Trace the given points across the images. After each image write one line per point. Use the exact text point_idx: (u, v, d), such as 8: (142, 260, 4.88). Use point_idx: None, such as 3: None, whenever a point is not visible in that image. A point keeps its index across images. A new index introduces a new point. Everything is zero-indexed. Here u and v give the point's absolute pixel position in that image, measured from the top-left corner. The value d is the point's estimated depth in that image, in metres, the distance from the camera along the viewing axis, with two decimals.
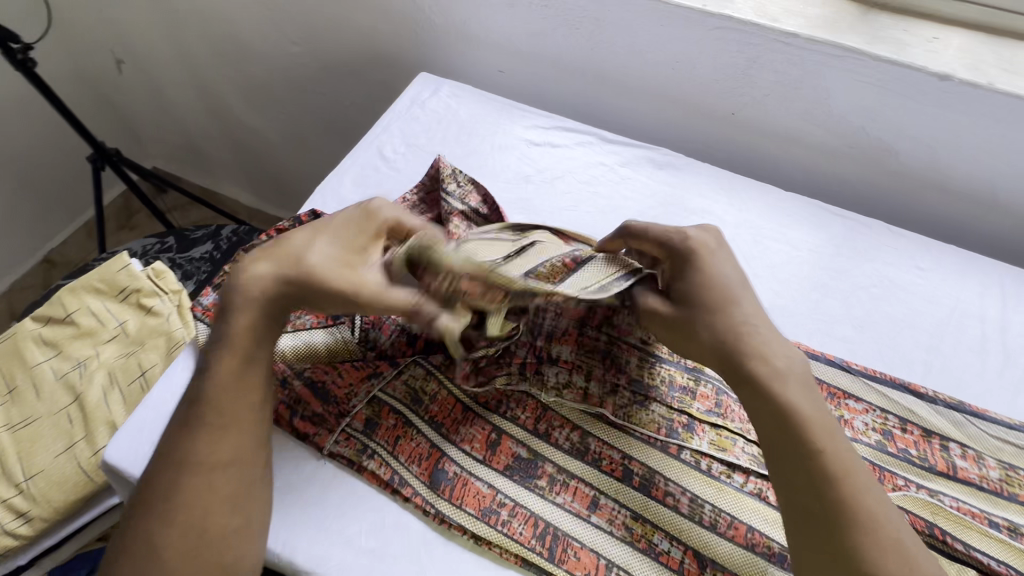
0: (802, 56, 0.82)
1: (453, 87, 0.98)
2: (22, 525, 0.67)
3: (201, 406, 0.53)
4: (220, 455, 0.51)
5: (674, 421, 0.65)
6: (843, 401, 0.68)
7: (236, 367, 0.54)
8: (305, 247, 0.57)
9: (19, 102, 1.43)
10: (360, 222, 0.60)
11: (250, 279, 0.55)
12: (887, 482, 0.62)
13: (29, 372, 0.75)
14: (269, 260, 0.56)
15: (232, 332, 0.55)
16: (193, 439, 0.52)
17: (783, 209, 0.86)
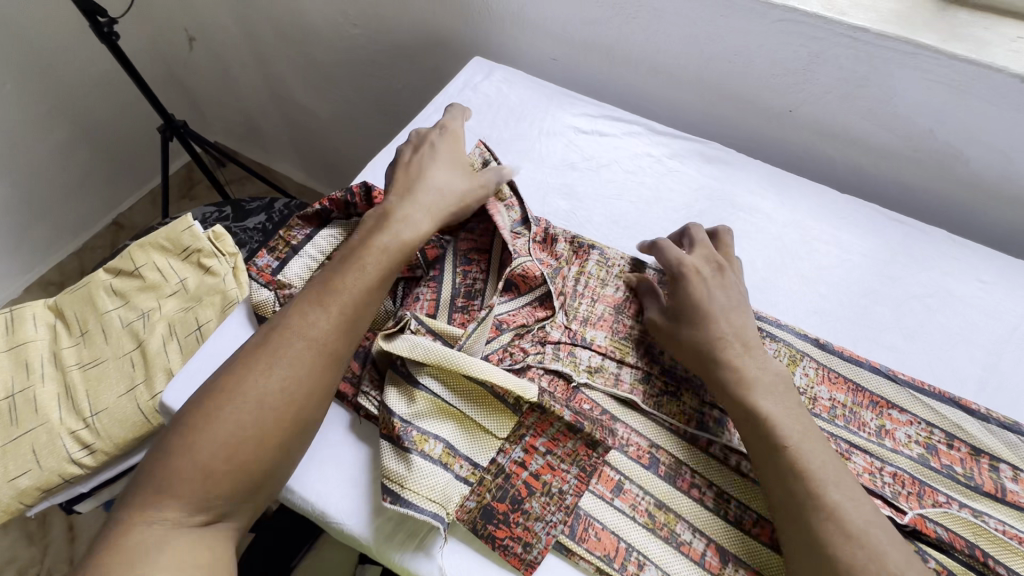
0: (869, 52, 0.79)
1: (505, 72, 0.99)
2: (85, 456, 0.73)
3: (321, 300, 0.59)
4: (290, 376, 0.55)
5: (705, 415, 0.64)
6: (885, 410, 0.66)
7: (365, 279, 0.61)
8: (457, 154, 0.75)
9: (98, 71, 1.53)
10: (446, 150, 0.75)
11: (410, 232, 0.65)
12: (927, 497, 0.60)
13: (100, 318, 0.82)
14: (423, 217, 0.67)
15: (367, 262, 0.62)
16: (313, 330, 0.57)
17: (837, 210, 0.83)
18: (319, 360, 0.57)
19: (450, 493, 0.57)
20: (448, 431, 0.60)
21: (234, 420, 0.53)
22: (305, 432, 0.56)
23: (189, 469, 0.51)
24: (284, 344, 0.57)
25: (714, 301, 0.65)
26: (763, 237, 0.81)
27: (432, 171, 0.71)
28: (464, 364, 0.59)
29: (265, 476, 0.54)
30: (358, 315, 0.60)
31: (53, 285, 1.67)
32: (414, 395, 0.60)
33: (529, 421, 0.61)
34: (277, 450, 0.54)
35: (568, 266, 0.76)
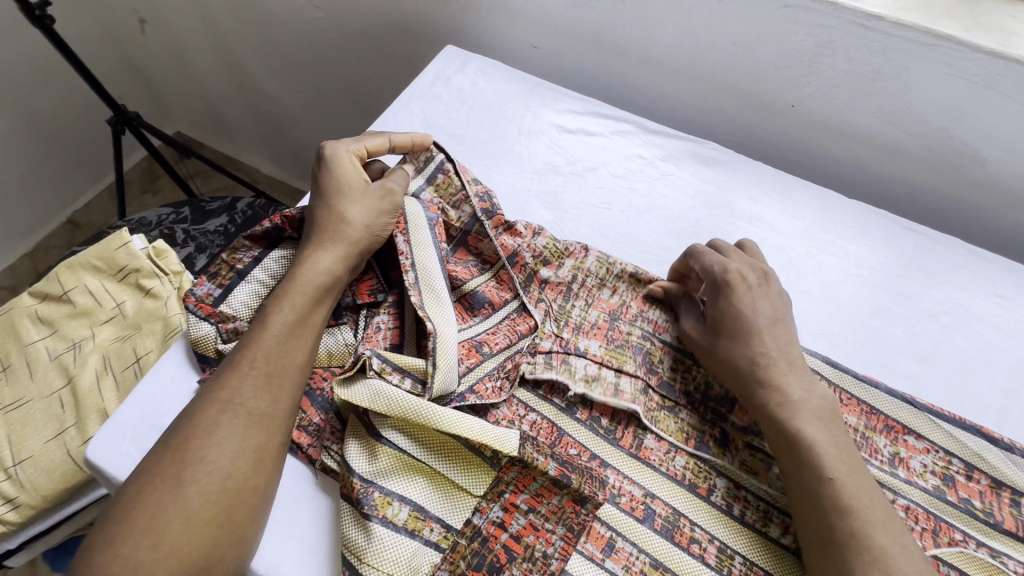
0: (883, 43, 0.71)
1: (481, 63, 0.90)
2: (9, 511, 0.65)
3: (243, 357, 0.53)
4: (211, 451, 0.48)
5: (705, 435, 0.59)
6: (900, 436, 0.60)
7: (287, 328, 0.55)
8: (348, 175, 0.63)
9: (38, 57, 1.39)
10: (335, 169, 0.64)
11: (320, 271, 0.58)
12: (943, 535, 0.55)
13: (24, 351, 0.72)
14: (330, 253, 0.59)
15: (277, 315, 0.55)
16: (234, 394, 0.51)
17: (844, 217, 0.76)
18: (242, 421, 0.50)
19: (419, 563, 0.50)
20: (416, 490, 0.52)
21: (155, 510, 0.46)
22: (250, 502, 0.48)
23: (114, 566, 0.44)
24: (202, 414, 0.50)
25: (759, 315, 0.60)
26: (765, 250, 0.73)
27: (330, 201, 0.62)
28: (435, 417, 0.52)
29: (207, 562, 0.46)
30: (285, 370, 0.53)
31: (1, 291, 1.55)
32: (377, 450, 0.53)
33: (509, 476, 0.53)
34: (215, 529, 0.46)
35: (560, 265, 0.68)
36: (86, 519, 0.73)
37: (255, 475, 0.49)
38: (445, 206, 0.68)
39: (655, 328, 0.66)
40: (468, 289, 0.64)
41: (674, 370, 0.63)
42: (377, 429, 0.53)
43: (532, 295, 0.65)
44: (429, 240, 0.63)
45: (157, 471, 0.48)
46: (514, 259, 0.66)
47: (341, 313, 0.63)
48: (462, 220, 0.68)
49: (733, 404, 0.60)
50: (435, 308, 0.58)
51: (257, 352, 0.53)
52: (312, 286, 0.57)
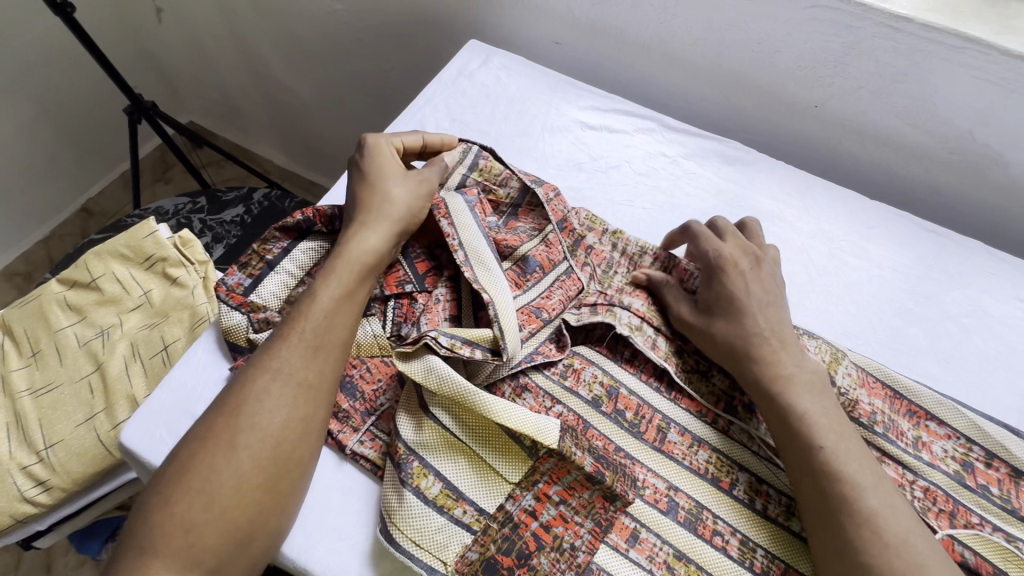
0: (911, 45, 0.71)
1: (504, 58, 0.90)
2: (40, 493, 0.66)
3: (291, 329, 0.55)
4: (262, 417, 0.50)
5: (734, 399, 0.62)
6: (922, 422, 0.61)
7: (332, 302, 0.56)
8: (392, 165, 0.65)
9: (57, 45, 1.39)
10: (376, 155, 0.66)
11: (364, 249, 0.59)
12: (960, 517, 0.55)
13: (53, 337, 0.73)
14: (373, 231, 0.60)
15: (323, 288, 0.56)
16: (283, 364, 0.52)
17: (865, 218, 0.76)
18: (290, 391, 0.52)
19: (449, 541, 0.52)
20: (452, 470, 0.54)
21: (209, 471, 0.48)
22: (294, 471, 0.51)
23: (169, 524, 0.46)
24: (252, 381, 0.52)
25: (753, 299, 0.62)
26: (787, 250, 0.74)
27: (373, 185, 0.63)
28: (478, 400, 0.53)
29: (255, 524, 0.48)
30: (331, 343, 0.54)
31: (18, 277, 1.56)
32: (422, 422, 0.56)
33: (545, 467, 0.54)
34: (263, 494, 0.49)
35: (604, 232, 0.72)
36: (112, 502, 0.74)
37: (300, 444, 0.51)
38: (493, 188, 0.72)
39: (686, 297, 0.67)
40: (521, 255, 0.67)
41: None
42: (426, 403, 0.56)
43: (579, 259, 0.69)
44: (472, 221, 0.64)
45: (210, 434, 0.50)
46: (563, 225, 0.71)
47: (369, 304, 0.64)
48: (510, 195, 0.72)
49: None
50: (488, 279, 0.60)
51: (305, 324, 0.54)
52: (355, 265, 0.58)
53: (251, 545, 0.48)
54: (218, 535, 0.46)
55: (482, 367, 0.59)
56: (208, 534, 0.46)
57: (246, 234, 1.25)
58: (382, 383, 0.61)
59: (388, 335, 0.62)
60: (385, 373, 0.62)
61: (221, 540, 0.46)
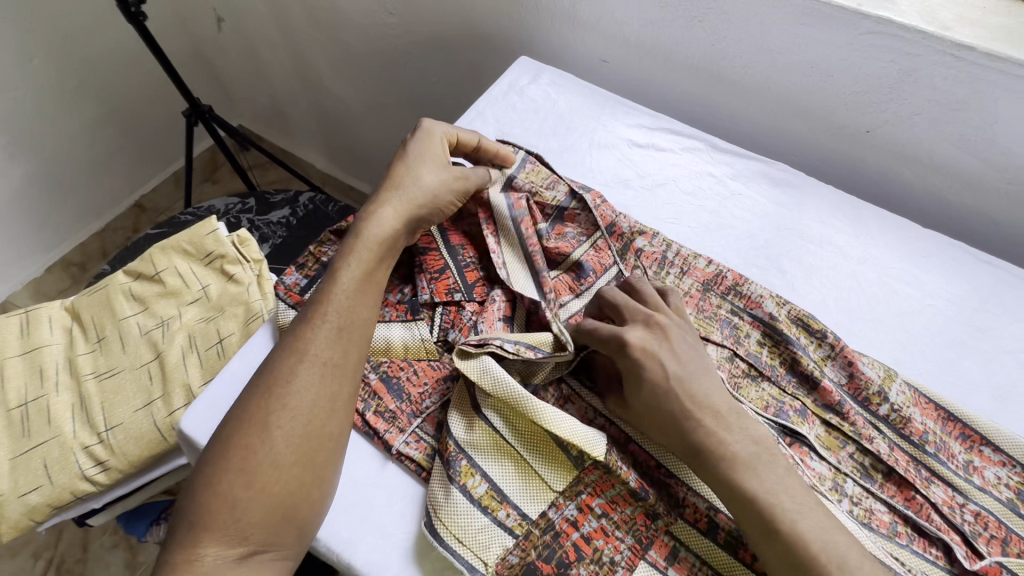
0: (972, 73, 0.70)
1: (554, 74, 0.92)
2: (99, 473, 0.69)
3: (316, 314, 0.57)
4: (292, 397, 0.52)
5: (786, 404, 0.61)
6: (977, 446, 0.61)
7: (356, 287, 0.59)
8: (431, 148, 0.68)
9: (126, 50, 1.48)
10: (424, 141, 0.68)
11: (386, 234, 0.62)
12: (1013, 545, 0.55)
13: (118, 325, 0.77)
14: (395, 215, 0.63)
15: (348, 274, 0.59)
16: (309, 348, 0.55)
17: (918, 247, 0.75)
18: (319, 371, 0.54)
19: (491, 543, 0.52)
20: (500, 472, 0.55)
21: (247, 450, 0.50)
22: (327, 446, 0.53)
23: (215, 502, 0.48)
24: (279, 365, 0.54)
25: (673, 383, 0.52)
26: (836, 275, 0.73)
27: (405, 167, 0.66)
28: (535, 408, 0.54)
29: (295, 500, 0.50)
30: (356, 327, 0.57)
31: (73, 267, 1.62)
32: (474, 422, 0.57)
33: (589, 478, 0.56)
34: (300, 470, 0.51)
35: (654, 236, 0.74)
36: (162, 485, 0.78)
37: (330, 421, 0.53)
38: (542, 189, 0.73)
39: (747, 303, 0.68)
40: (574, 260, 0.69)
41: (764, 343, 0.65)
42: (479, 404, 0.57)
43: (628, 262, 0.71)
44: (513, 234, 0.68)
45: (246, 416, 0.52)
46: (612, 229, 0.72)
47: (419, 309, 0.65)
48: (558, 198, 0.73)
49: (815, 384, 0.62)
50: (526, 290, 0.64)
51: (326, 308, 0.57)
52: (374, 246, 0.61)
53: (294, 522, 0.50)
54: (263, 511, 0.49)
55: (541, 367, 0.59)
56: (252, 509, 0.48)
57: (292, 235, 1.29)
58: (427, 386, 0.62)
59: (436, 340, 0.64)
60: (431, 377, 0.63)
61: (266, 512, 0.49)
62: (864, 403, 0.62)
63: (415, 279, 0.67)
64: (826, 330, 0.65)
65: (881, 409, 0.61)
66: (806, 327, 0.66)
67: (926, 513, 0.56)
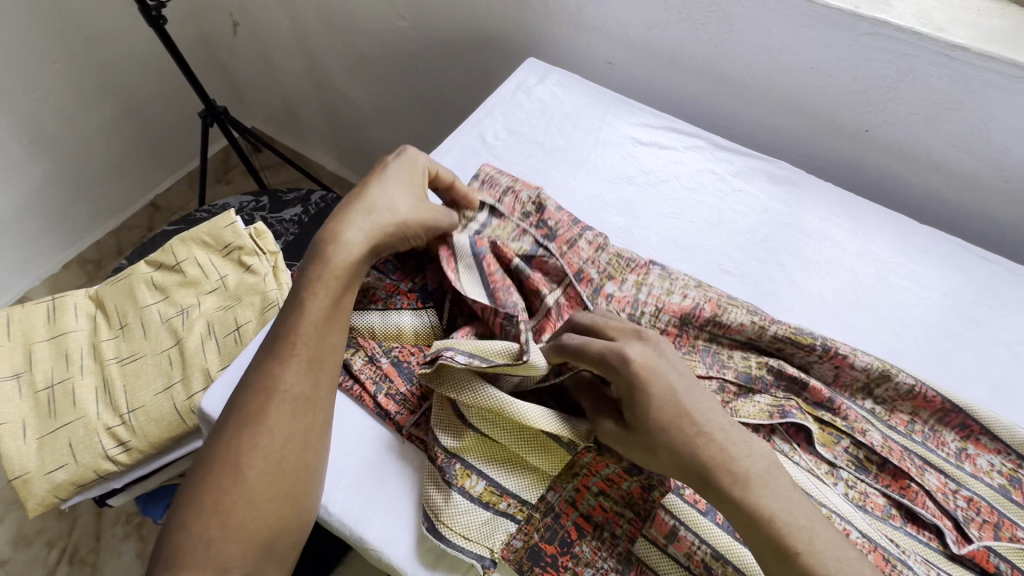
0: (967, 73, 0.72)
1: (560, 75, 0.95)
2: (121, 453, 0.72)
3: (282, 352, 0.56)
4: (262, 436, 0.53)
5: (785, 407, 0.61)
6: (971, 435, 0.62)
7: (321, 323, 0.57)
8: (410, 172, 0.66)
9: (145, 53, 1.53)
10: (406, 166, 0.66)
11: (353, 265, 0.60)
12: (1005, 530, 0.56)
13: (140, 312, 0.80)
14: (364, 241, 0.61)
15: (313, 308, 0.58)
16: (278, 387, 0.55)
17: (915, 242, 0.77)
18: (288, 410, 0.54)
19: (495, 530, 0.55)
20: (494, 469, 0.57)
21: (224, 489, 0.51)
22: (300, 481, 0.54)
23: (196, 541, 0.50)
24: (248, 404, 0.54)
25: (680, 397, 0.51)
26: (833, 268, 0.75)
27: (379, 189, 0.64)
28: (518, 411, 0.55)
29: (272, 533, 0.52)
30: (325, 364, 0.57)
31: (89, 264, 1.66)
32: (462, 431, 0.58)
33: (583, 460, 0.58)
34: (274, 506, 0.52)
35: (624, 280, 0.71)
36: (180, 467, 0.80)
37: (303, 455, 0.54)
38: (508, 241, 0.69)
39: (728, 331, 0.65)
40: (549, 306, 0.65)
41: (748, 361, 0.64)
42: (462, 413, 0.58)
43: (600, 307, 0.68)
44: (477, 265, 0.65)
45: (219, 456, 0.53)
46: (580, 276, 0.69)
47: (429, 298, 0.67)
48: (524, 247, 0.69)
49: (804, 385, 0.62)
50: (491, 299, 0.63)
51: (292, 347, 0.56)
52: (342, 274, 0.59)
53: (274, 550, 0.52)
54: (241, 547, 0.50)
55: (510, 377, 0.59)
56: (230, 545, 0.50)
57: (303, 232, 1.32)
58: None
59: (445, 327, 0.67)
60: None
61: (243, 548, 0.50)
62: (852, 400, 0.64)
63: (426, 267, 0.69)
64: (817, 341, 0.63)
65: (866, 403, 0.64)
66: (795, 341, 0.64)
67: (921, 501, 0.57)
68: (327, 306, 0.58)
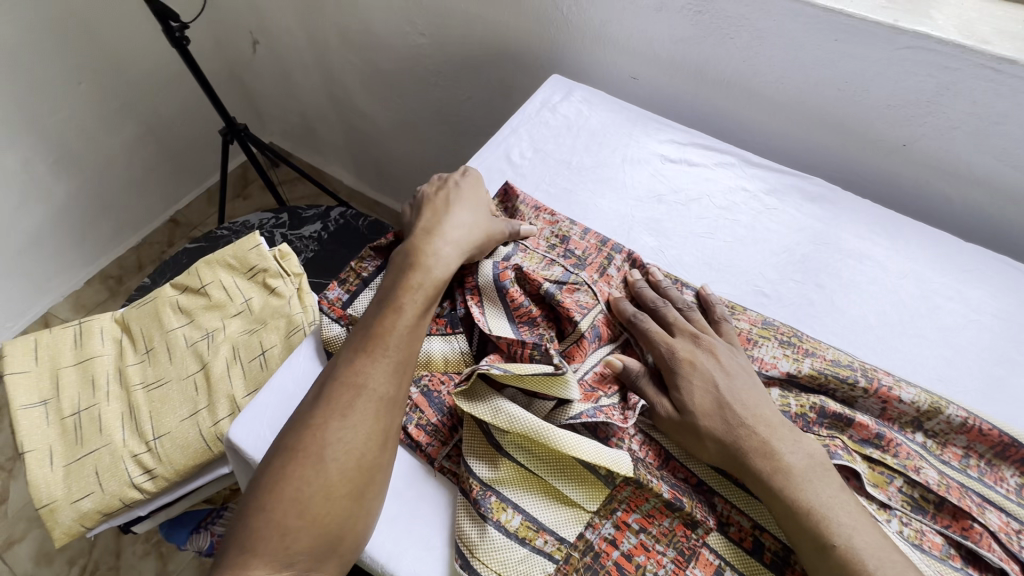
0: (1014, 86, 0.70)
1: (585, 92, 0.94)
2: (146, 481, 0.71)
3: (371, 347, 0.57)
4: (347, 429, 0.53)
5: (831, 445, 0.58)
6: None
7: (414, 325, 0.59)
8: (479, 190, 0.73)
9: (168, 73, 1.55)
10: (473, 184, 0.73)
11: (444, 268, 0.63)
12: None
13: (165, 336, 0.80)
14: (455, 250, 0.65)
15: (400, 310, 0.59)
16: (365, 382, 0.55)
17: (961, 261, 0.74)
18: (373, 405, 0.54)
19: (532, 570, 0.52)
20: (530, 503, 0.55)
21: (302, 479, 0.51)
22: (376, 480, 0.53)
23: (265, 527, 0.49)
24: (336, 396, 0.55)
25: (743, 387, 0.57)
26: (875, 289, 0.72)
27: (457, 205, 0.69)
28: (558, 438, 0.54)
29: (342, 529, 0.51)
30: (410, 363, 0.58)
31: (111, 279, 1.67)
32: (497, 460, 0.56)
33: (622, 495, 0.56)
34: (350, 501, 0.51)
35: None
36: (204, 493, 0.79)
37: (383, 454, 0.54)
38: (537, 269, 0.68)
39: (763, 364, 0.64)
40: (584, 329, 0.63)
41: (786, 397, 0.62)
42: (498, 442, 0.56)
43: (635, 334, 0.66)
44: (500, 292, 0.64)
45: (298, 445, 0.52)
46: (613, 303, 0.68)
47: (458, 322, 0.65)
48: (556, 273, 0.68)
49: (850, 420, 0.59)
50: (499, 327, 0.62)
51: (381, 346, 0.57)
52: (435, 283, 0.62)
53: (337, 548, 0.51)
54: (311, 540, 0.49)
55: (544, 403, 0.57)
56: (301, 537, 0.49)
57: (323, 250, 1.32)
58: None
59: (474, 353, 0.65)
60: None
61: (315, 541, 0.49)
62: (902, 433, 0.61)
63: (456, 292, 0.68)
64: (856, 374, 0.61)
65: (916, 436, 0.61)
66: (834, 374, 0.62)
67: (986, 543, 0.53)
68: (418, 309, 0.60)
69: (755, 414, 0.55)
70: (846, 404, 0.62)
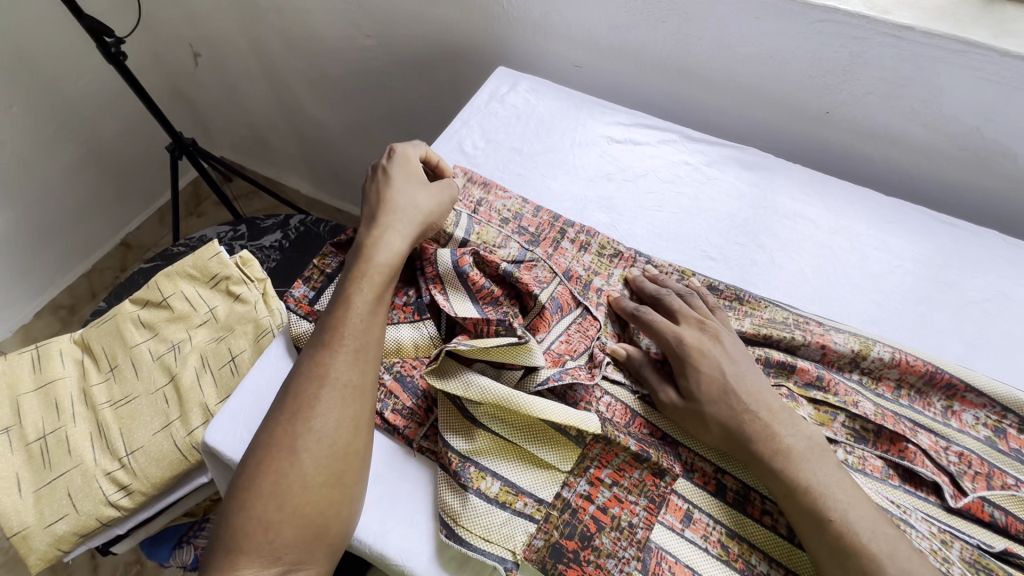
0: (915, 51, 0.77)
1: (531, 81, 0.97)
2: (123, 497, 0.71)
3: (329, 338, 0.58)
4: (316, 420, 0.54)
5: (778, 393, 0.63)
6: (958, 393, 0.65)
7: (369, 312, 0.60)
8: (416, 171, 0.73)
9: (106, 90, 1.50)
10: (406, 165, 0.73)
11: (391, 254, 0.64)
12: (996, 479, 0.59)
13: (129, 352, 0.79)
14: (401, 237, 0.66)
15: (353, 300, 0.60)
16: (329, 371, 0.56)
17: (884, 214, 0.81)
18: (339, 393, 0.55)
19: (514, 532, 0.55)
20: (508, 469, 0.58)
21: (278, 473, 0.52)
22: (353, 466, 0.54)
23: (248, 525, 0.50)
24: (303, 389, 0.56)
25: (739, 366, 0.59)
26: (810, 245, 0.78)
27: (395, 190, 0.70)
28: (528, 404, 0.57)
29: (326, 516, 0.52)
30: (370, 347, 0.59)
31: (63, 309, 1.61)
32: (473, 432, 0.58)
33: (593, 452, 0.59)
34: (329, 489, 0.52)
35: (610, 274, 0.75)
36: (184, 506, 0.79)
37: (356, 440, 0.55)
38: (495, 249, 0.71)
39: None
40: (544, 301, 0.66)
41: None
42: (472, 415, 0.59)
43: (593, 300, 0.71)
44: (461, 276, 0.66)
45: (271, 441, 0.54)
46: (569, 275, 0.72)
47: (425, 309, 0.67)
48: (512, 253, 0.71)
49: (793, 366, 0.65)
50: (464, 308, 0.65)
51: (337, 336, 0.58)
52: (382, 268, 0.63)
53: (324, 537, 0.52)
54: (295, 531, 0.51)
55: (513, 373, 0.60)
56: (285, 529, 0.50)
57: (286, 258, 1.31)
58: None
59: (442, 336, 0.67)
60: None
61: (299, 532, 0.51)
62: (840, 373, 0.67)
63: (420, 279, 0.69)
64: (791, 328, 0.68)
65: (853, 374, 0.67)
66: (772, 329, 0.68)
67: (920, 460, 0.59)
68: (369, 296, 0.61)
69: (759, 399, 0.57)
70: (790, 352, 0.67)
